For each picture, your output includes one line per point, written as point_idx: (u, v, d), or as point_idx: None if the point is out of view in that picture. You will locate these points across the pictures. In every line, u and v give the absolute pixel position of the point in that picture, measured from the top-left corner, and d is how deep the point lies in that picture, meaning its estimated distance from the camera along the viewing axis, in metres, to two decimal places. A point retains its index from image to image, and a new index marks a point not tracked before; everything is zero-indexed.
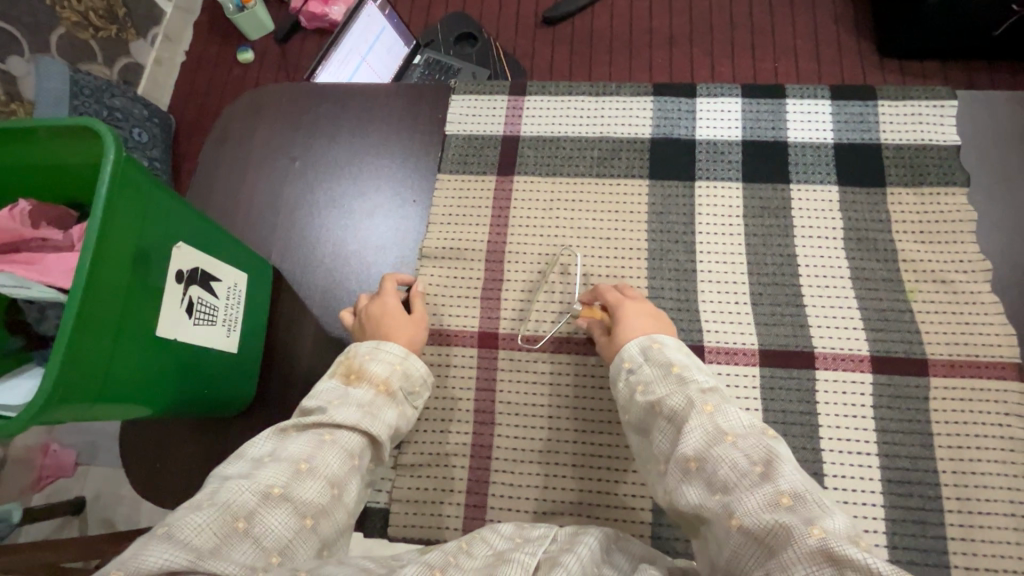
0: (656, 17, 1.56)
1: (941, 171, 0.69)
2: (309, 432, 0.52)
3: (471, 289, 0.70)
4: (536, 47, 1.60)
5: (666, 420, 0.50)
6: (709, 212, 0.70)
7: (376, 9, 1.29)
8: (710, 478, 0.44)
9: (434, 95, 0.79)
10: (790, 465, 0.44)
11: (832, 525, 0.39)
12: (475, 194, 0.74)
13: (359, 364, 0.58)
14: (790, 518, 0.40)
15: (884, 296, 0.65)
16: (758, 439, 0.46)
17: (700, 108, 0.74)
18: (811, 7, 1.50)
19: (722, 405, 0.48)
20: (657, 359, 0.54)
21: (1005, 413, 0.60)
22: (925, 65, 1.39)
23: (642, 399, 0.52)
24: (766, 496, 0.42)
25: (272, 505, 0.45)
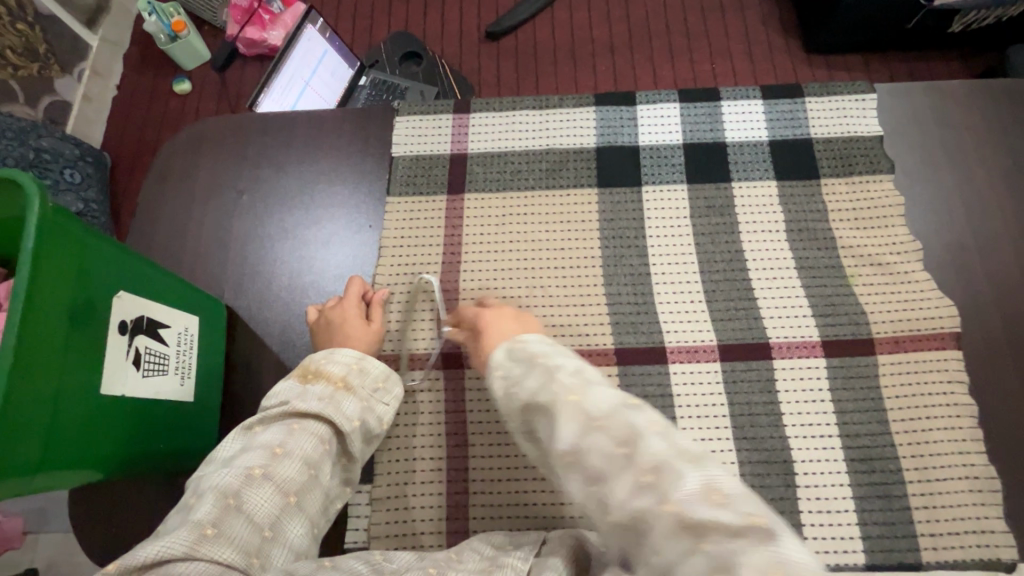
0: (596, 27, 1.61)
1: (868, 160, 0.72)
2: (277, 424, 0.55)
3: (429, 311, 0.69)
4: (482, 61, 1.61)
5: (540, 415, 0.46)
6: (658, 216, 0.71)
7: (317, 32, 1.28)
8: (586, 469, 0.41)
9: (379, 117, 0.78)
10: (652, 436, 0.40)
11: (682, 494, 0.37)
12: (426, 215, 0.73)
13: (316, 364, 0.59)
14: (648, 499, 0.38)
15: (829, 283, 0.68)
16: (619, 415, 0.42)
17: (641, 115, 0.76)
18: (740, 11, 1.58)
19: (587, 389, 0.45)
20: (521, 357, 0.50)
21: (948, 381, 0.64)
22: (848, 60, 1.48)
23: (514, 398, 0.48)
24: (630, 479, 0.39)
25: (255, 484, 0.49)
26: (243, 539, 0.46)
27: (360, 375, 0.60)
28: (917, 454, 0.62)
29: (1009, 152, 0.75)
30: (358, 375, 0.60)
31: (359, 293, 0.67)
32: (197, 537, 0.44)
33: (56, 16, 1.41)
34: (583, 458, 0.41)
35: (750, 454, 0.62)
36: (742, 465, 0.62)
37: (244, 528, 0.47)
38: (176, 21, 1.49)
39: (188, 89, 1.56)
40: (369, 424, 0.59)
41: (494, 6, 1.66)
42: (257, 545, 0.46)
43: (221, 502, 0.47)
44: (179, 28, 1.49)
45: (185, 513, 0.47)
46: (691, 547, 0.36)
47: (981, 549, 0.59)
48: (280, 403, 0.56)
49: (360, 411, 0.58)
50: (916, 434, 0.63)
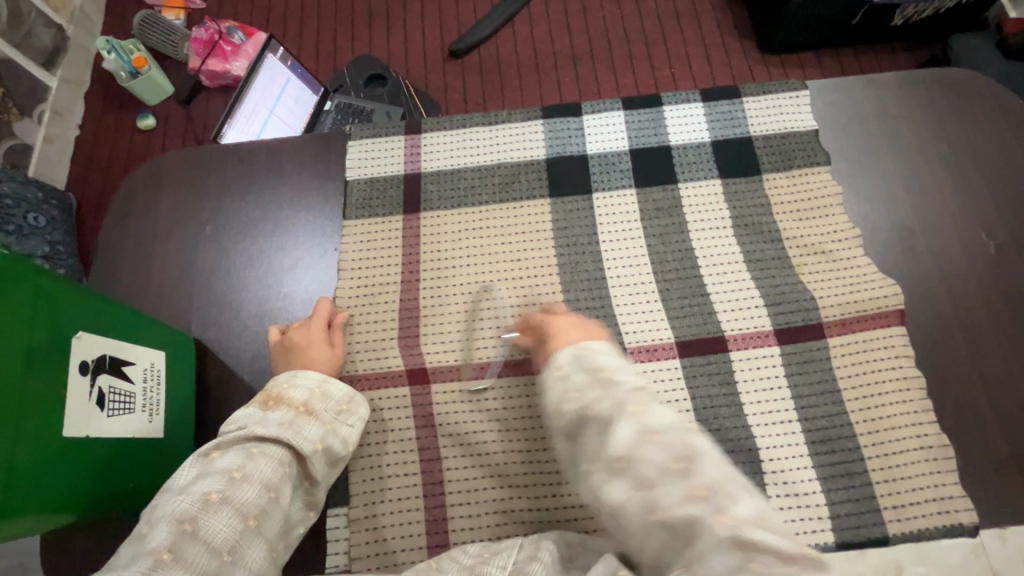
0: (557, 40, 1.64)
1: (805, 154, 0.75)
2: (235, 449, 0.55)
3: (391, 332, 0.69)
4: (447, 79, 1.64)
5: (594, 426, 0.49)
6: (610, 221, 0.73)
7: (278, 62, 1.32)
8: (634, 475, 0.45)
9: (334, 144, 0.79)
10: (708, 457, 0.45)
11: (739, 512, 0.41)
12: (383, 235, 0.73)
13: (276, 390, 0.60)
14: (701, 509, 0.42)
15: (777, 274, 0.71)
16: (676, 432, 0.46)
17: (587, 125, 0.78)
18: (694, 17, 1.63)
19: (647, 405, 0.49)
20: (587, 366, 0.54)
21: (896, 357, 0.66)
22: (801, 57, 1.54)
23: (570, 406, 0.52)
24: (681, 491, 0.43)
25: (212, 510, 0.50)
26: (199, 562, 0.47)
27: (322, 399, 0.61)
28: (875, 430, 0.64)
29: (942, 136, 0.77)
30: (321, 399, 0.61)
31: (325, 315, 0.68)
32: (153, 563, 0.45)
33: (12, 58, 1.40)
34: (636, 465, 0.45)
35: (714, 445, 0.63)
36: None
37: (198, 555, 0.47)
38: (136, 59, 1.49)
39: (152, 125, 1.56)
40: (333, 445, 0.59)
41: (455, 25, 1.69)
42: (215, 568, 0.47)
43: (177, 529, 0.48)
44: (140, 65, 1.49)
45: (138, 544, 0.47)
46: (735, 556, 0.39)
47: (942, 516, 0.61)
48: (237, 429, 0.57)
49: (322, 434, 0.59)
50: (872, 411, 0.65)
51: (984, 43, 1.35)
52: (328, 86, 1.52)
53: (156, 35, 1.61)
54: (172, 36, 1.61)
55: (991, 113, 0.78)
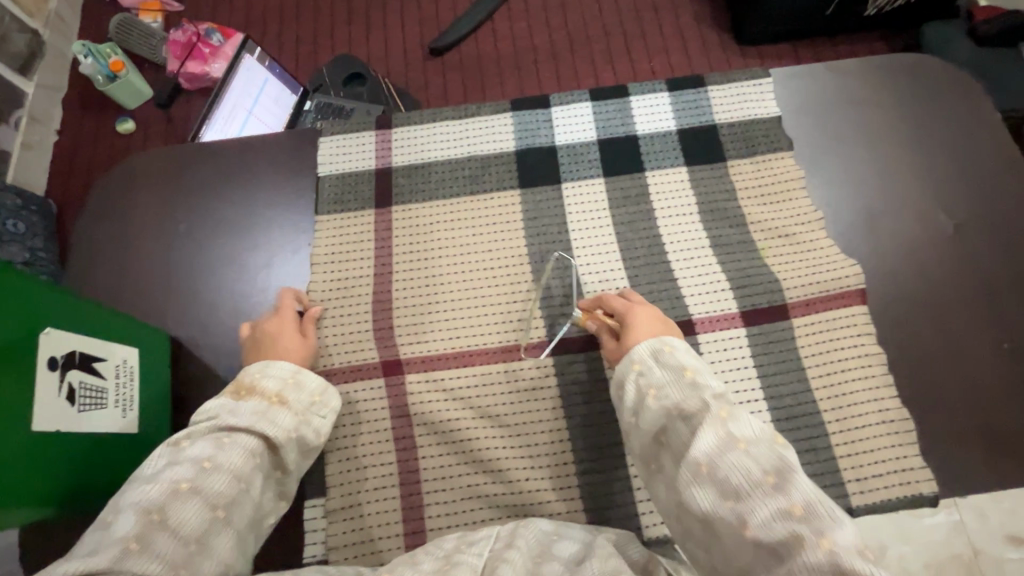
0: (536, 36, 1.65)
1: (768, 140, 0.77)
2: (205, 438, 0.54)
3: (363, 324, 0.70)
4: (428, 77, 1.64)
5: (684, 422, 0.50)
6: (578, 210, 0.74)
7: (255, 62, 1.34)
8: (722, 485, 0.45)
9: (306, 141, 0.80)
10: (801, 473, 0.44)
11: (841, 538, 0.40)
12: (355, 229, 0.74)
13: (249, 380, 0.60)
14: (802, 529, 0.41)
15: (742, 257, 0.72)
16: (769, 446, 0.46)
17: (555, 116, 0.79)
18: (672, 10, 1.65)
19: (735, 412, 0.49)
20: (668, 363, 0.55)
21: (858, 334, 0.68)
22: (777, 47, 1.56)
23: (658, 404, 0.53)
24: (777, 505, 0.43)
25: (181, 499, 0.49)
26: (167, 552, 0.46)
27: (295, 389, 0.61)
28: (838, 406, 0.66)
29: (903, 119, 0.78)
30: (294, 390, 0.61)
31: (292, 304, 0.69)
32: (121, 552, 0.44)
33: None
34: (721, 474, 0.46)
35: None
36: None
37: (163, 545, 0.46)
38: (114, 62, 1.49)
39: (132, 129, 1.55)
40: (306, 435, 0.60)
41: (435, 22, 1.70)
42: (184, 558, 0.47)
43: (143, 518, 0.47)
44: (117, 69, 1.48)
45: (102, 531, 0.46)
46: None
47: (903, 487, 0.62)
48: (209, 419, 0.56)
49: (294, 424, 0.59)
50: (835, 388, 0.66)
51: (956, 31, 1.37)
52: (309, 85, 1.52)
53: (134, 39, 1.60)
54: (150, 39, 1.61)
55: (953, 93, 0.79)
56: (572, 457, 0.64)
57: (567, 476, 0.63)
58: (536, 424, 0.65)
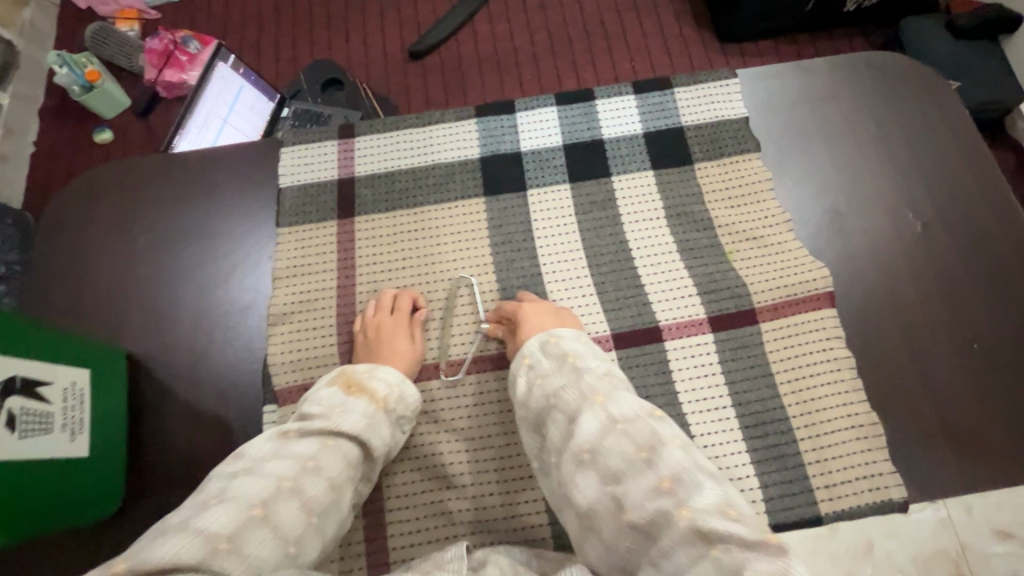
0: (516, 37, 1.64)
1: (736, 141, 0.76)
2: (314, 436, 0.55)
3: (327, 338, 0.69)
4: (408, 80, 1.63)
5: (561, 414, 0.54)
6: (544, 217, 0.73)
7: (230, 70, 1.32)
8: (600, 468, 0.48)
9: (268, 152, 0.79)
10: (672, 449, 0.48)
11: (699, 504, 0.43)
12: (317, 241, 0.73)
13: (361, 378, 0.61)
14: (668, 502, 0.44)
15: (710, 262, 0.71)
16: (645, 423, 0.50)
17: (520, 122, 0.78)
18: (652, 9, 1.64)
19: (612, 395, 0.53)
20: (552, 353, 0.60)
21: (827, 338, 0.67)
22: (758, 44, 1.56)
23: (541, 389, 0.57)
24: (649, 483, 0.46)
25: (308, 477, 0.52)
26: None
27: (399, 399, 0.62)
28: (806, 412, 0.65)
29: (870, 118, 0.78)
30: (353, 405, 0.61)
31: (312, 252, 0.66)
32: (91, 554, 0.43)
33: None
34: (600, 456, 0.49)
35: None
36: None
37: (267, 539, 0.46)
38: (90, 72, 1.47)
39: (110, 138, 1.53)
40: None
41: (414, 25, 1.68)
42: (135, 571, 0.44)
43: (246, 512, 0.46)
44: (93, 78, 1.46)
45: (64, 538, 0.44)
46: (699, 547, 0.41)
47: (872, 493, 0.62)
48: (322, 419, 0.57)
49: None
50: (804, 393, 0.66)
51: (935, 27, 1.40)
52: (285, 92, 1.50)
53: (110, 48, 1.58)
54: (126, 47, 1.59)
55: (921, 90, 0.79)
56: (537, 470, 0.63)
57: (533, 491, 0.62)
58: (502, 438, 0.64)
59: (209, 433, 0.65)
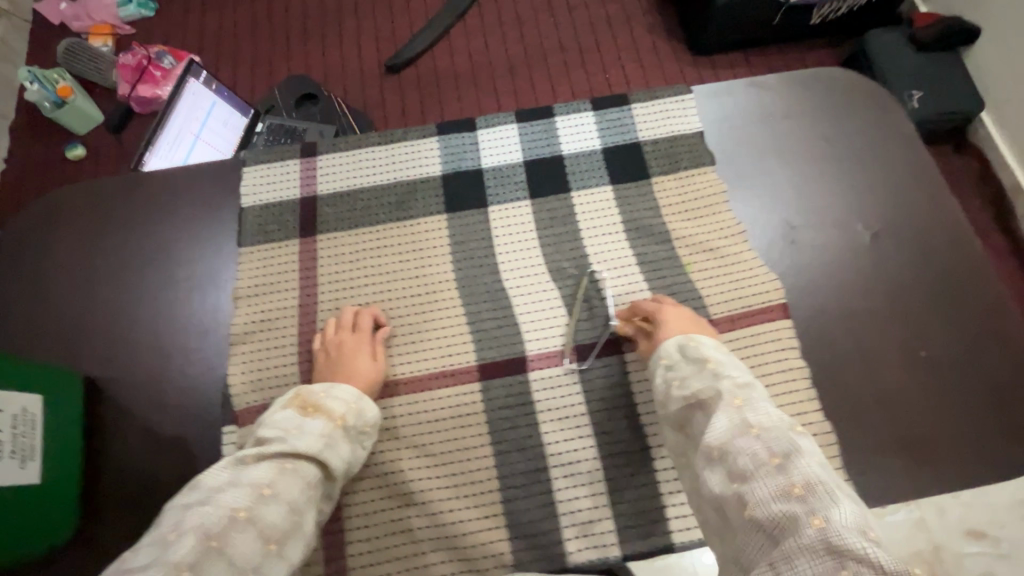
0: (492, 51, 1.67)
1: (691, 155, 0.78)
2: (268, 461, 0.52)
3: (288, 357, 0.69)
4: (385, 94, 1.63)
5: (700, 412, 0.52)
6: (505, 232, 0.74)
7: (201, 87, 1.32)
8: (730, 466, 0.45)
9: (229, 172, 0.79)
10: (810, 457, 0.43)
11: (839, 516, 0.39)
12: (279, 261, 0.73)
13: (315, 398, 0.59)
14: (797, 508, 0.40)
15: (668, 272, 0.72)
16: (782, 432, 0.46)
17: (481, 139, 0.79)
18: (626, 23, 1.67)
19: (754, 401, 0.50)
20: (692, 356, 0.57)
21: (782, 348, 0.68)
22: (730, 57, 1.59)
23: (678, 394, 0.55)
24: (777, 486, 0.42)
25: (265, 504, 0.48)
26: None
27: (357, 415, 0.60)
28: None
29: (821, 132, 0.80)
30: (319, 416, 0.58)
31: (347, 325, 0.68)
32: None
33: None
34: (729, 456, 0.46)
35: (612, 446, 0.64)
36: (605, 459, 0.63)
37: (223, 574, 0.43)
38: (61, 88, 1.45)
39: (82, 154, 1.50)
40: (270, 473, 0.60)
41: (391, 41, 1.70)
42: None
43: (203, 544, 0.44)
44: (65, 94, 1.45)
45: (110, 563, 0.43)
46: (830, 561, 0.37)
47: None
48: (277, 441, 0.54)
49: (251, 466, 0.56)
50: None
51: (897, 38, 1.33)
52: (259, 107, 1.50)
53: (83, 65, 1.57)
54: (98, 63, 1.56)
55: (869, 107, 0.82)
56: (497, 487, 0.63)
57: (494, 507, 0.62)
58: (463, 454, 0.64)
59: (169, 455, 0.65)
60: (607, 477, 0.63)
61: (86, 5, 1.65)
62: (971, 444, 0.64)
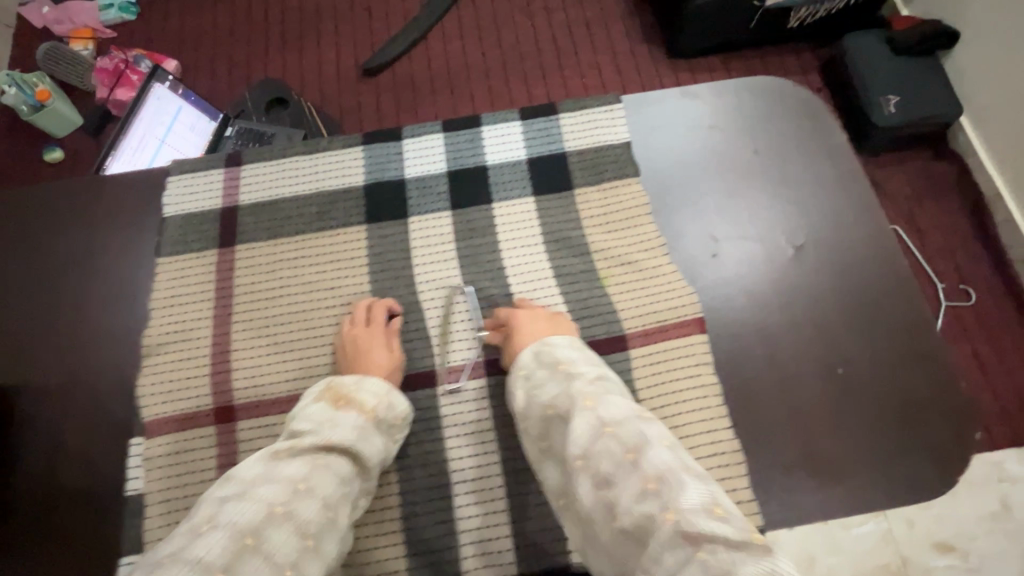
0: (469, 54, 1.62)
1: (616, 166, 0.77)
2: (304, 455, 0.52)
3: (200, 369, 0.68)
4: (361, 98, 1.58)
5: (558, 420, 0.53)
6: (424, 243, 0.74)
7: (166, 90, 1.26)
8: (595, 472, 0.46)
9: (151, 180, 0.78)
10: (658, 447, 0.45)
11: (686, 503, 0.41)
12: (197, 271, 0.73)
13: (348, 390, 0.59)
14: (653, 505, 0.41)
15: (584, 286, 0.72)
16: (634, 425, 0.48)
17: (407, 149, 0.79)
18: (604, 25, 1.62)
19: (602, 398, 0.51)
20: (545, 360, 0.58)
21: (695, 364, 0.67)
22: (710, 61, 1.53)
23: (538, 403, 0.55)
24: (634, 486, 0.43)
25: (301, 499, 0.48)
26: None
27: (388, 408, 0.61)
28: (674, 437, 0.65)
29: (751, 142, 0.78)
30: (386, 408, 0.60)
31: (379, 316, 0.68)
32: None
33: None
34: (592, 458, 0.46)
35: (515, 462, 0.64)
36: (506, 476, 0.63)
37: None
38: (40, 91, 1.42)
39: (59, 158, 1.47)
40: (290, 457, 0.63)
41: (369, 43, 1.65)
42: None
43: (239, 542, 0.43)
44: (42, 96, 1.42)
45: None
46: (687, 548, 0.39)
47: None
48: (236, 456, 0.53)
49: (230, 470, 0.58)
50: (673, 418, 0.65)
51: (877, 41, 1.29)
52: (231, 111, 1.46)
53: (64, 69, 1.54)
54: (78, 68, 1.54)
55: (805, 117, 0.80)
56: (396, 502, 0.62)
57: (391, 523, 0.62)
58: None
59: (71, 465, 0.65)
60: (506, 493, 0.63)
61: (68, 9, 1.63)
62: (888, 465, 0.63)
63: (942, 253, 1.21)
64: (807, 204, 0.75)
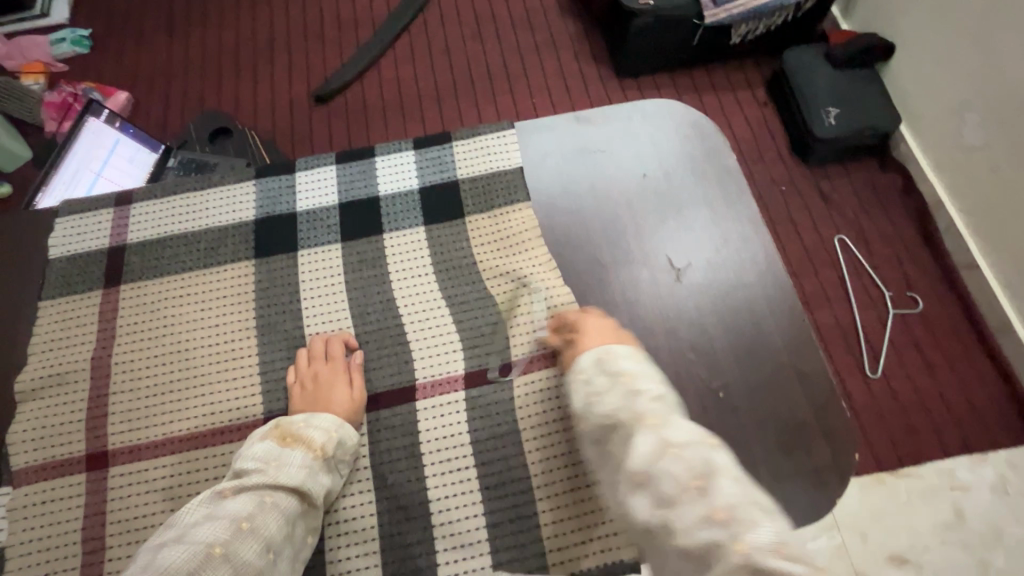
0: (421, 78, 1.53)
1: (506, 192, 0.77)
2: (249, 493, 0.55)
3: (74, 414, 0.67)
4: (312, 126, 1.48)
5: (620, 434, 0.50)
6: (312, 276, 0.73)
7: (100, 124, 1.10)
8: (656, 491, 0.45)
9: (36, 220, 0.77)
10: (728, 479, 0.44)
11: (757, 539, 0.40)
12: (77, 314, 0.72)
13: (294, 429, 0.60)
14: (721, 533, 0.41)
15: (474, 314, 0.71)
16: (699, 448, 0.46)
17: (299, 182, 0.79)
18: (553, 46, 1.54)
19: (669, 418, 0.49)
20: (609, 370, 0.55)
21: None
22: (657, 78, 1.45)
23: (597, 411, 0.53)
24: (700, 513, 0.42)
25: (243, 538, 0.51)
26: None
27: (337, 444, 0.61)
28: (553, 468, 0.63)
29: (641, 164, 0.79)
30: (337, 444, 0.61)
31: (339, 350, 0.68)
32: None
33: None
34: (655, 481, 0.45)
35: (391, 500, 0.62)
36: (381, 515, 0.61)
37: None
38: None
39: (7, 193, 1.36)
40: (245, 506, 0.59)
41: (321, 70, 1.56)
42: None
43: None
44: None
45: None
46: None
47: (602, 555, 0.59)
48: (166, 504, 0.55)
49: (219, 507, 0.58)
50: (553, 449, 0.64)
51: (812, 59, 1.30)
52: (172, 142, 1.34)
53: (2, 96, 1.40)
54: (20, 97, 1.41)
55: (691, 136, 0.81)
56: None
57: None
58: None
59: None
60: (380, 534, 0.61)
61: (16, 43, 1.52)
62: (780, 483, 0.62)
63: (887, 262, 1.20)
64: (696, 225, 0.75)
